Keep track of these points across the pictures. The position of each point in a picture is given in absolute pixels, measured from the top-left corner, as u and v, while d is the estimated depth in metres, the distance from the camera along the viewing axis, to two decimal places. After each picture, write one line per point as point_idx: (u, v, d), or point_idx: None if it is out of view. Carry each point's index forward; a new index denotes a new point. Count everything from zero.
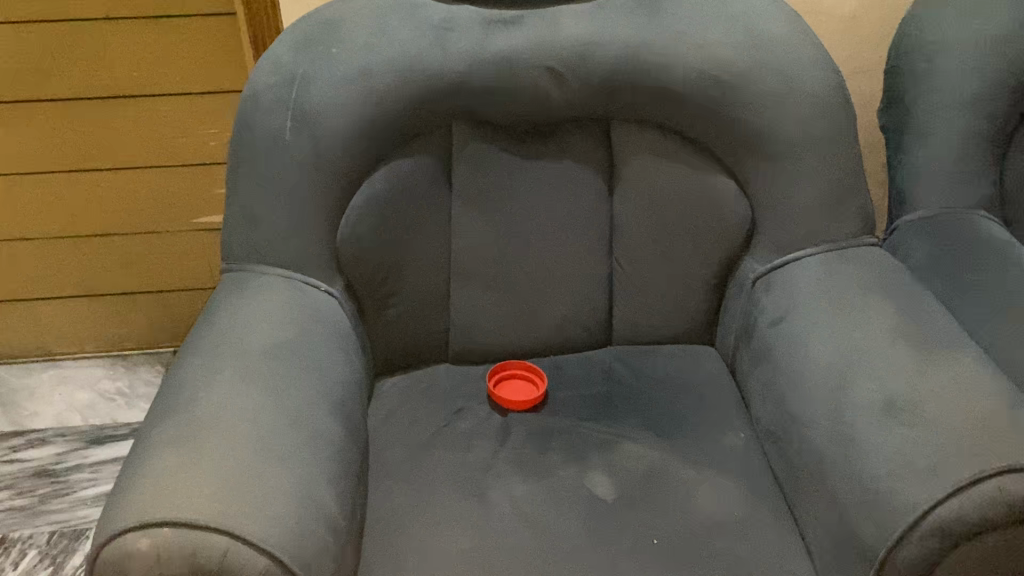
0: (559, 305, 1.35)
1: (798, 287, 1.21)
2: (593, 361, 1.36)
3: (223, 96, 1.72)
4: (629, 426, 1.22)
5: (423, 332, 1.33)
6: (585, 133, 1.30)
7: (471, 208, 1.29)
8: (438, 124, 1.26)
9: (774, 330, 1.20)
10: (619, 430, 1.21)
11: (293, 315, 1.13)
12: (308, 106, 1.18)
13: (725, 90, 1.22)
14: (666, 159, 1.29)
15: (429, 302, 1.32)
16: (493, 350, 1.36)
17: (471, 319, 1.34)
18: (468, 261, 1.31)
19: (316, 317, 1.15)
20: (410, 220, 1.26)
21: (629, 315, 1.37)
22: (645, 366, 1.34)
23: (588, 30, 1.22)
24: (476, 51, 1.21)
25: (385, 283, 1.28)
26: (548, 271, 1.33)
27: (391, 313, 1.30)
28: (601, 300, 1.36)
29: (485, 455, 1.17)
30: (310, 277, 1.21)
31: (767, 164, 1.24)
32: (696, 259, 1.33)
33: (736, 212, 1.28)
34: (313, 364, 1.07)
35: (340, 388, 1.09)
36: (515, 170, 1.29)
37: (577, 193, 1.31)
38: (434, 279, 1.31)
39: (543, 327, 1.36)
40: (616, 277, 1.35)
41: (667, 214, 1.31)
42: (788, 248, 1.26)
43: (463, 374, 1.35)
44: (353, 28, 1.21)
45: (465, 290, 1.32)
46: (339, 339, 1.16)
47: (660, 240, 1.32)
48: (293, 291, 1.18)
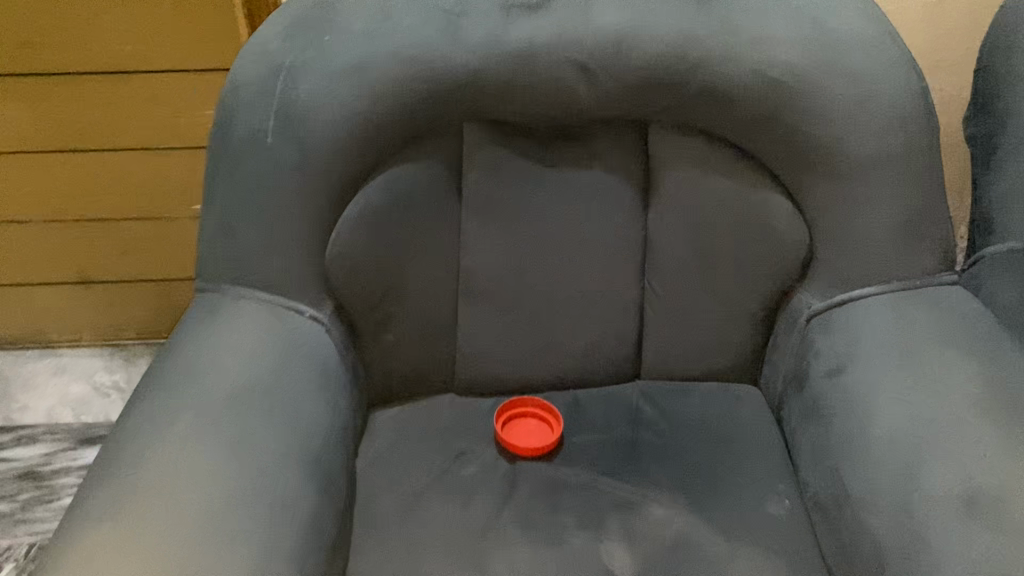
0: (581, 333, 1.18)
1: (860, 332, 1.03)
2: (619, 399, 1.19)
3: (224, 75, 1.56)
4: (654, 486, 1.05)
5: (425, 359, 1.17)
6: (617, 138, 1.12)
7: (484, 220, 1.13)
8: (446, 124, 1.08)
9: (830, 383, 1.02)
10: (643, 489, 1.05)
11: (264, 353, 0.98)
12: (295, 103, 1.01)
13: (785, 95, 1.03)
14: (710, 171, 1.11)
15: (432, 326, 1.16)
16: (504, 381, 1.20)
17: (480, 346, 1.18)
18: (479, 280, 1.15)
19: (296, 352, 1.00)
20: (411, 234, 1.10)
21: (661, 346, 1.20)
22: (677, 410, 1.16)
23: (623, 19, 1.04)
24: (492, 41, 1.03)
25: (383, 305, 1.12)
26: (568, 294, 1.17)
27: (389, 338, 1.15)
28: (629, 329, 1.19)
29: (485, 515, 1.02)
30: (292, 299, 1.05)
31: (830, 184, 1.05)
32: (741, 288, 1.15)
33: (791, 236, 1.10)
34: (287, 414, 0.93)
35: (318, 439, 0.94)
36: (535, 178, 1.12)
37: (606, 206, 1.14)
38: (439, 300, 1.15)
39: (562, 357, 1.19)
40: (648, 303, 1.18)
41: (710, 235, 1.13)
42: (853, 282, 1.07)
43: (469, 408, 1.18)
44: (349, 12, 1.04)
45: (474, 313, 1.16)
46: (320, 378, 1.00)
47: (700, 263, 1.15)
48: (272, 321, 1.02)
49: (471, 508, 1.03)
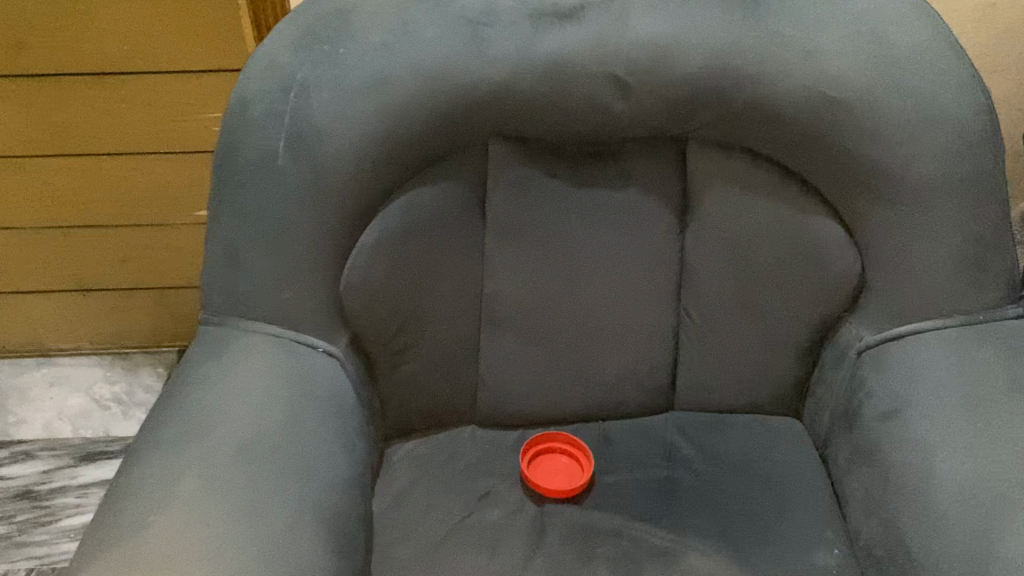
0: (612, 363, 1.11)
1: (918, 372, 0.95)
2: (652, 433, 1.12)
3: (229, 78, 1.48)
4: (693, 533, 0.98)
5: (446, 390, 1.10)
6: (653, 156, 1.04)
7: (510, 244, 1.05)
8: (469, 142, 1.00)
9: (886, 427, 0.95)
10: (682, 537, 0.98)
11: (275, 395, 0.90)
12: (308, 122, 0.93)
13: (840, 113, 0.95)
14: (754, 192, 1.03)
15: (454, 356, 1.08)
16: (529, 414, 1.12)
17: (505, 377, 1.10)
18: (504, 308, 1.07)
19: (311, 393, 0.92)
20: (433, 260, 1.03)
21: (697, 376, 1.12)
22: (715, 446, 1.09)
23: (665, 29, 0.95)
24: (522, 53, 0.95)
25: (402, 335, 1.05)
26: (600, 322, 1.09)
27: (408, 369, 1.07)
28: (664, 358, 1.11)
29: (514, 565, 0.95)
30: (305, 333, 0.97)
31: (886, 209, 0.97)
32: (785, 316, 1.07)
33: (842, 264, 1.02)
34: (302, 464, 0.86)
35: (336, 491, 0.87)
36: (565, 199, 1.04)
37: (640, 229, 1.06)
38: (461, 328, 1.07)
39: (593, 389, 1.12)
40: (684, 332, 1.10)
41: (752, 260, 1.05)
42: (909, 315, 0.99)
43: (493, 442, 1.11)
44: (366, 21, 0.95)
45: (498, 342, 1.09)
46: (336, 422, 0.93)
47: (740, 290, 1.07)
48: (283, 357, 0.94)
49: (497, 558, 0.96)
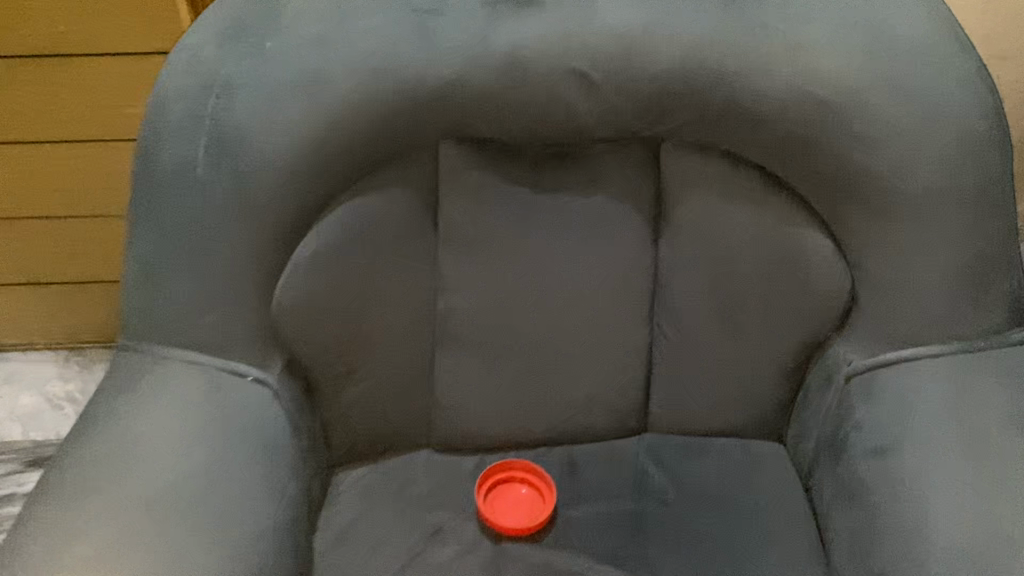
0: (580, 384, 1.01)
1: (909, 406, 0.87)
2: (621, 459, 1.03)
3: None
4: None
5: (395, 413, 1.00)
6: (623, 159, 0.94)
7: (464, 256, 0.95)
8: (417, 144, 0.90)
9: (873, 466, 0.87)
10: None
11: (187, 440, 0.82)
12: (231, 126, 0.83)
13: (829, 116, 0.85)
14: (734, 201, 0.93)
15: (404, 377, 0.99)
16: (489, 438, 1.03)
17: (461, 399, 1.00)
18: (460, 325, 0.97)
19: (230, 435, 0.84)
20: (377, 275, 0.93)
21: (671, 397, 1.03)
22: (688, 475, 1.00)
23: (634, 21, 0.84)
24: (474, 46, 0.84)
25: (345, 356, 0.95)
26: (565, 340, 0.99)
27: (353, 393, 0.98)
28: (636, 379, 1.02)
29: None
30: (232, 360, 0.88)
31: (878, 223, 0.88)
32: (768, 336, 0.97)
33: (830, 281, 0.92)
34: (222, 517, 0.78)
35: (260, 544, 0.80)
36: (525, 207, 0.94)
37: (609, 238, 0.95)
38: (411, 348, 0.98)
39: (558, 412, 1.02)
40: (658, 350, 1.01)
41: (732, 274, 0.96)
42: (902, 340, 0.90)
43: (448, 469, 1.02)
44: (299, 12, 0.85)
45: (453, 361, 0.99)
46: (259, 464, 0.84)
47: (719, 306, 0.97)
48: (201, 391, 0.85)
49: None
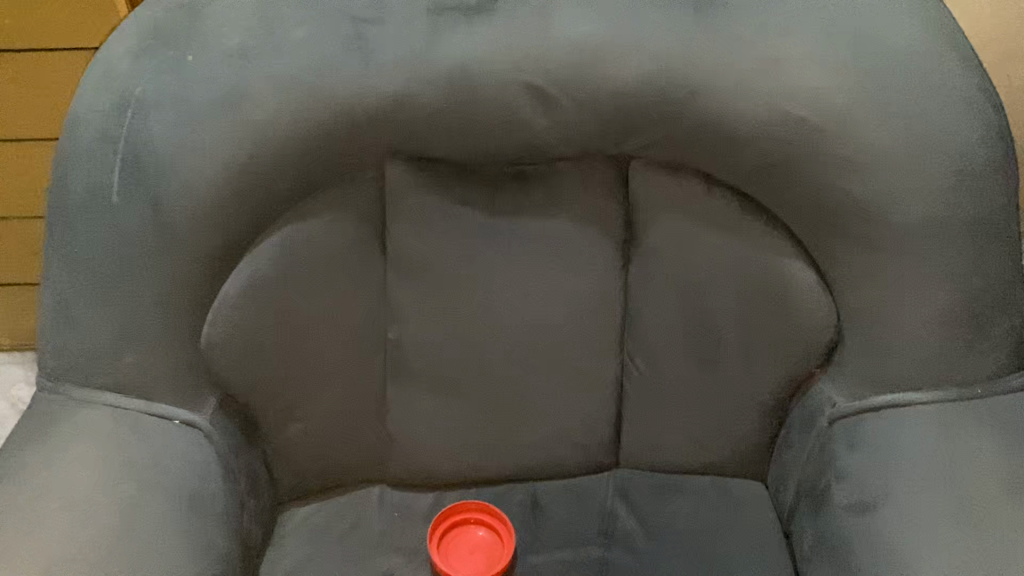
0: (543, 419, 0.93)
1: (896, 457, 0.79)
2: (589, 498, 0.96)
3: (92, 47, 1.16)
4: None
5: (344, 449, 0.93)
6: (587, 180, 0.85)
7: (415, 284, 0.87)
8: (360, 164, 0.82)
9: (856, 522, 0.79)
10: None
11: (100, 494, 0.74)
12: (147, 151, 0.76)
13: (809, 138, 0.77)
14: (708, 227, 0.85)
15: (353, 413, 0.91)
16: (446, 475, 0.96)
17: (415, 434, 0.93)
18: (413, 357, 0.90)
19: (151, 484, 0.77)
20: (319, 305, 0.85)
21: (642, 433, 0.95)
22: (659, 519, 0.93)
23: (594, 30, 0.76)
24: (416, 59, 0.76)
25: (286, 392, 0.88)
26: (527, 373, 0.91)
27: (297, 430, 0.90)
28: (605, 414, 0.94)
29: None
30: (156, 402, 0.82)
31: (864, 255, 0.80)
32: (747, 371, 0.90)
33: (813, 315, 0.84)
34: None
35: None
36: (481, 232, 0.86)
37: (572, 265, 0.87)
38: (359, 381, 0.90)
39: (521, 448, 0.95)
40: (629, 383, 0.93)
41: (708, 305, 0.88)
42: (890, 382, 0.82)
43: (403, 507, 0.96)
44: (223, 20, 0.77)
45: (406, 395, 0.92)
46: (185, 515, 0.77)
47: (694, 339, 0.90)
48: (119, 437, 0.78)
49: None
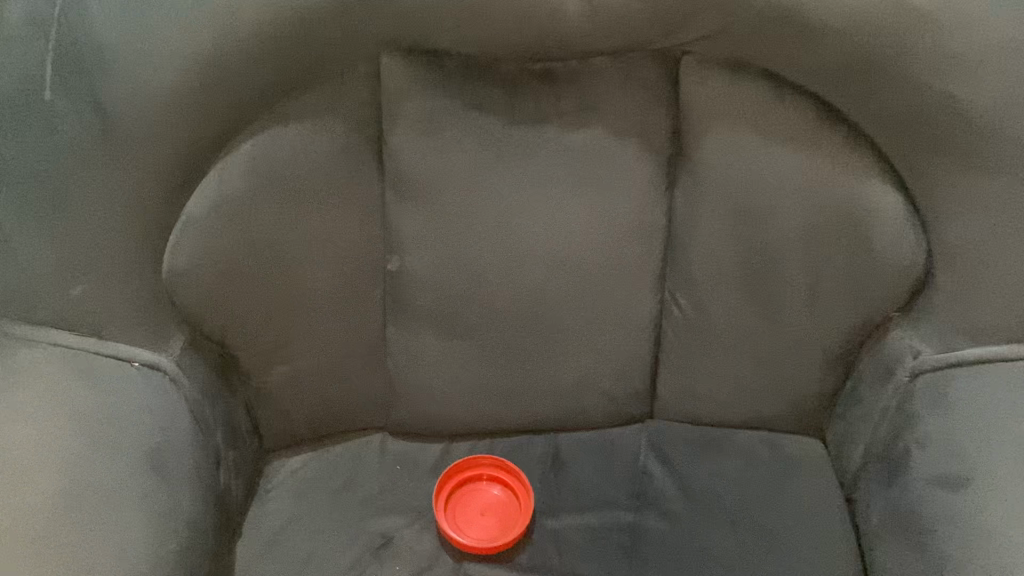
0: (568, 364, 0.81)
1: (994, 421, 0.67)
2: (618, 454, 0.83)
3: None
4: None
5: (337, 394, 0.81)
6: (626, 80, 0.70)
7: (417, 205, 0.73)
8: (345, 56, 0.66)
9: (942, 499, 0.66)
10: None
11: (35, 445, 0.62)
12: (84, 38, 0.62)
13: (911, 26, 0.61)
14: (775, 140, 0.70)
15: (346, 354, 0.79)
16: (456, 424, 0.84)
17: (420, 379, 0.81)
18: (416, 290, 0.77)
19: (99, 433, 0.65)
20: (304, 228, 0.72)
21: (682, 381, 0.82)
22: (699, 480, 0.81)
23: None
24: None
25: (270, 329, 0.75)
26: (550, 312, 0.78)
27: (282, 374, 0.78)
28: (640, 360, 0.81)
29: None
30: (111, 342, 0.70)
31: (968, 174, 0.65)
32: (809, 313, 0.76)
33: (896, 249, 0.70)
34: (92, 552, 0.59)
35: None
36: (498, 143, 0.71)
37: (606, 184, 0.73)
38: (354, 317, 0.77)
39: (541, 395, 0.82)
40: (669, 323, 0.80)
41: (769, 235, 0.74)
42: (987, 332, 0.69)
43: (406, 459, 0.84)
44: None
45: (410, 335, 0.79)
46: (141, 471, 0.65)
47: (749, 275, 0.76)
48: (59, 380, 0.66)
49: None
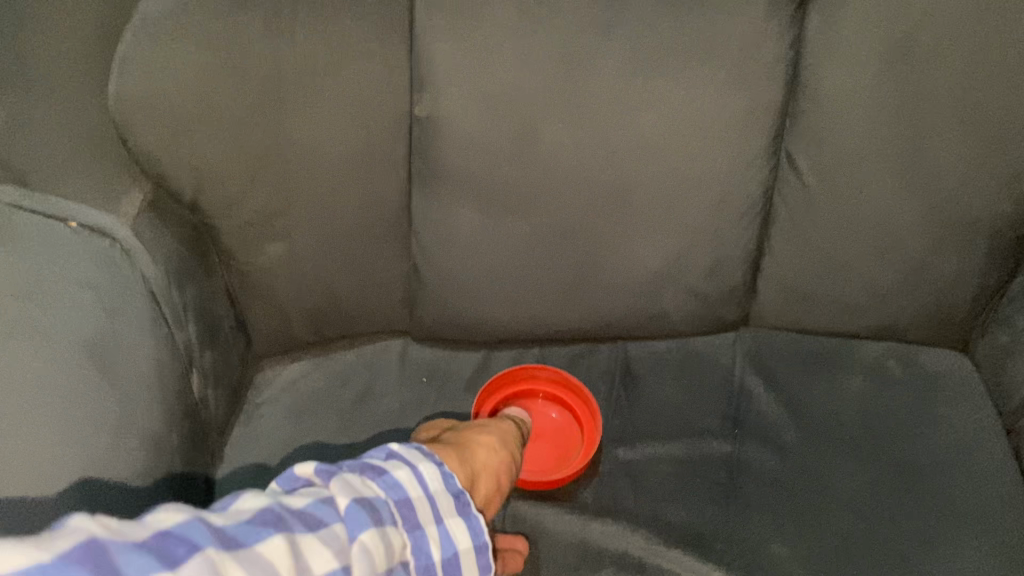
0: (650, 252, 0.61)
1: None
2: (706, 371, 0.66)
3: None
4: (770, 560, 0.55)
5: (349, 286, 0.62)
6: None
7: (461, 23, 0.53)
8: None
9: None
10: (749, 567, 0.55)
11: None
12: None
13: None
14: None
15: (359, 231, 0.60)
16: (500, 329, 0.65)
17: (457, 268, 0.62)
18: (454, 148, 0.57)
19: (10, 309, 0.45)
20: (303, 48, 0.52)
21: (792, 278, 0.64)
22: (812, 403, 0.63)
23: None
24: None
25: (258, 192, 0.56)
26: (635, 179, 0.58)
27: (274, 255, 0.59)
28: (741, 248, 0.62)
29: (477, 423, 0.53)
30: (37, 191, 0.50)
31: None
32: (981, 181, 0.57)
33: None
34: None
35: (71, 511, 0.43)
36: None
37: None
38: (367, 184, 0.58)
39: (612, 293, 0.63)
40: (781, 199, 0.61)
41: (942, 72, 0.54)
42: None
43: (434, 371, 0.67)
44: None
45: (442, 209, 0.59)
46: (65, 364, 0.46)
47: (900, 129, 0.56)
48: None
49: (438, 426, 0.55)
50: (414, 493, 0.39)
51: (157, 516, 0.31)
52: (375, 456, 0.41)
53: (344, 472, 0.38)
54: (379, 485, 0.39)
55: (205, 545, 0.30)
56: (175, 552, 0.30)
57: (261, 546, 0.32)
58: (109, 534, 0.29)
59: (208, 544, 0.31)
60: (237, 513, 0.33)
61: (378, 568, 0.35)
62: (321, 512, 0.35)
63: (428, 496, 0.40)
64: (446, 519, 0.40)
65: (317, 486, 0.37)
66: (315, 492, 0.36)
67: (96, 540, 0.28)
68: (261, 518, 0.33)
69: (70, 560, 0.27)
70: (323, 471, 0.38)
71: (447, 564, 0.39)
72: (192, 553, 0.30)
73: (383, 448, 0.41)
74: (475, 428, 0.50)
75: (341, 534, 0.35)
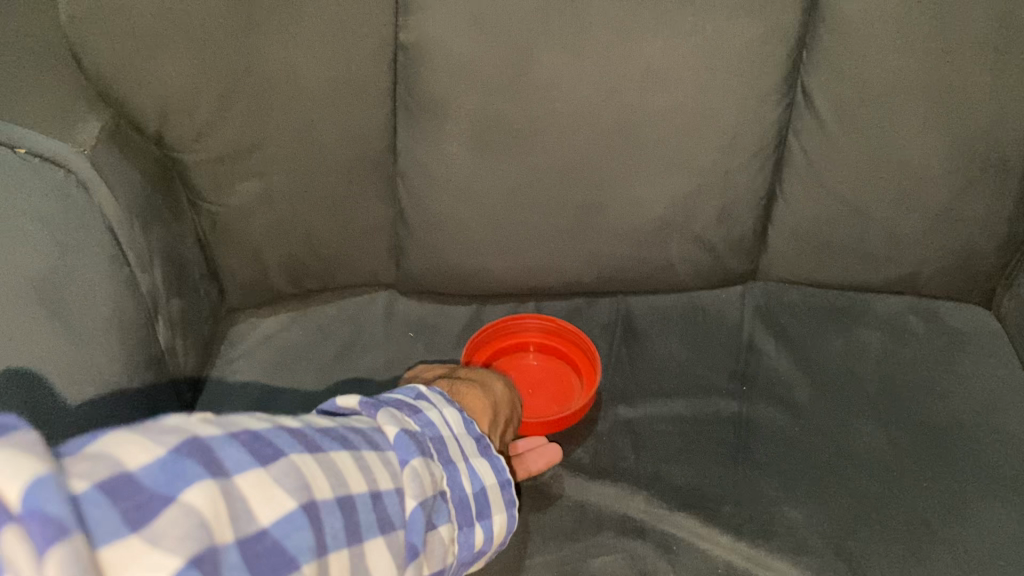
0: (653, 195, 0.57)
1: None
2: (712, 328, 0.62)
3: None
4: (783, 522, 0.51)
5: (330, 232, 0.58)
6: None
7: None
8: None
9: None
10: (761, 531, 0.51)
11: None
12: None
13: None
14: None
15: (341, 170, 0.55)
16: (493, 281, 0.61)
17: (446, 212, 0.57)
18: (443, 78, 0.52)
19: None
20: None
21: (806, 225, 0.59)
22: (826, 360, 0.59)
23: None
24: None
25: (228, 122, 0.51)
26: (640, 114, 0.53)
27: (248, 194, 0.55)
28: (752, 193, 0.58)
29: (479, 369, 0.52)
30: None
31: None
32: (1012, 119, 0.53)
33: None
34: None
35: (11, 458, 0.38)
36: None
37: None
38: (349, 118, 0.53)
39: (614, 241, 0.59)
40: (797, 139, 0.57)
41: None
42: None
43: (423, 325, 0.63)
44: None
45: (431, 147, 0.55)
46: (3, 298, 0.41)
47: (930, 59, 0.52)
48: None
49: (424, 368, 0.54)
50: (445, 433, 0.39)
51: (239, 418, 0.31)
52: (404, 395, 0.40)
53: (384, 405, 0.38)
54: (416, 421, 0.38)
55: (290, 450, 0.30)
56: (265, 452, 0.29)
57: (334, 455, 0.32)
58: (209, 431, 0.28)
59: (292, 450, 0.30)
60: (306, 422, 0.33)
61: (427, 490, 0.35)
62: (373, 436, 0.35)
63: (454, 436, 0.40)
64: (471, 458, 0.40)
65: (362, 417, 0.36)
66: (362, 421, 0.36)
67: (199, 436, 0.28)
68: (328, 433, 0.33)
69: (183, 453, 0.27)
70: (366, 403, 0.38)
71: (477, 499, 0.39)
72: (281, 455, 0.30)
73: (410, 390, 0.41)
74: (477, 369, 0.51)
75: (393, 460, 0.35)
